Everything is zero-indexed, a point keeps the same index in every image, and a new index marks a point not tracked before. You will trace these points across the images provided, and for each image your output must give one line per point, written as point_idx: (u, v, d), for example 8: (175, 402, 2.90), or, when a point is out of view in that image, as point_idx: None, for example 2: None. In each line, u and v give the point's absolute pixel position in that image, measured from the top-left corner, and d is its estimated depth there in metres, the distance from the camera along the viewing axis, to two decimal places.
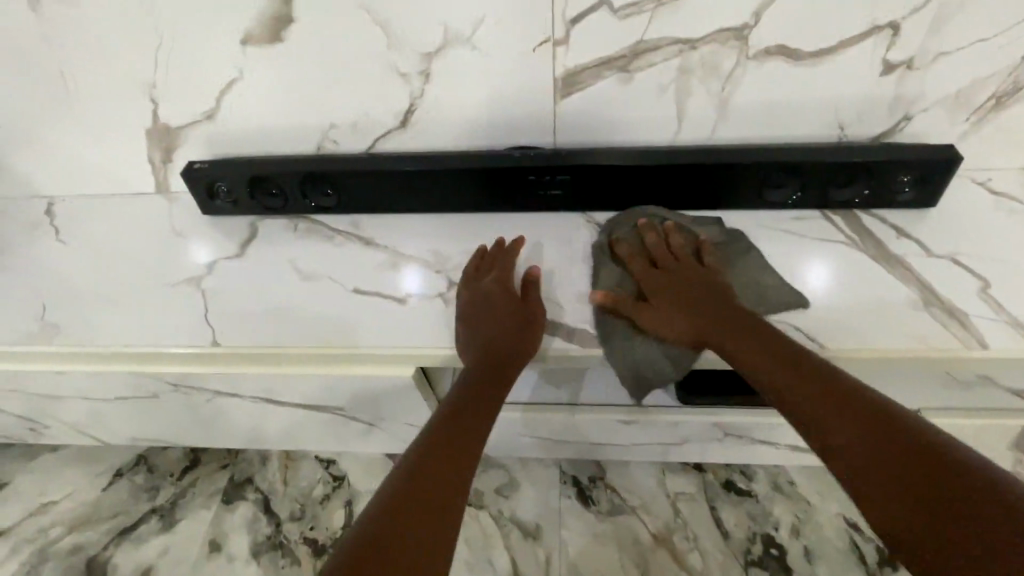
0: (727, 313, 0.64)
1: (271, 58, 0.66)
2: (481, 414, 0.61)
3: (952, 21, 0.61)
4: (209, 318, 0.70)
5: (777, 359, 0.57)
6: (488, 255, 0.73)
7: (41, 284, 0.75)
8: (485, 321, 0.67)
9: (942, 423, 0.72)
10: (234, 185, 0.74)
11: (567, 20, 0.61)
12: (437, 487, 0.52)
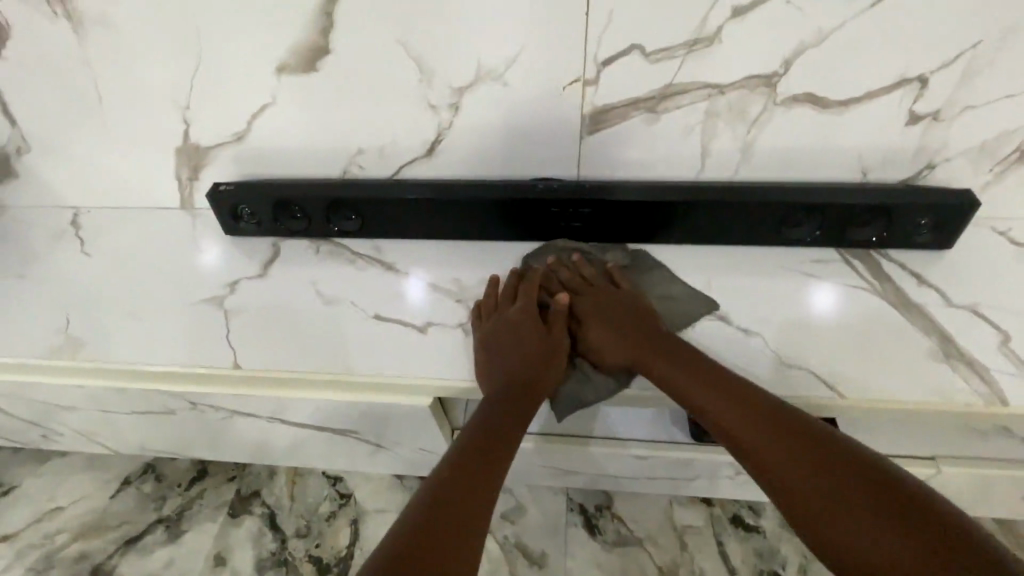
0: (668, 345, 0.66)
1: (313, 86, 0.69)
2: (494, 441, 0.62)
3: (983, 76, 0.61)
4: (229, 338, 0.73)
5: (758, 409, 0.59)
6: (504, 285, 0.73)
7: (72, 297, 0.81)
8: (509, 348, 0.68)
9: (961, 475, 0.71)
10: (259, 209, 0.79)
11: (598, 62, 0.63)
12: (457, 512, 0.54)
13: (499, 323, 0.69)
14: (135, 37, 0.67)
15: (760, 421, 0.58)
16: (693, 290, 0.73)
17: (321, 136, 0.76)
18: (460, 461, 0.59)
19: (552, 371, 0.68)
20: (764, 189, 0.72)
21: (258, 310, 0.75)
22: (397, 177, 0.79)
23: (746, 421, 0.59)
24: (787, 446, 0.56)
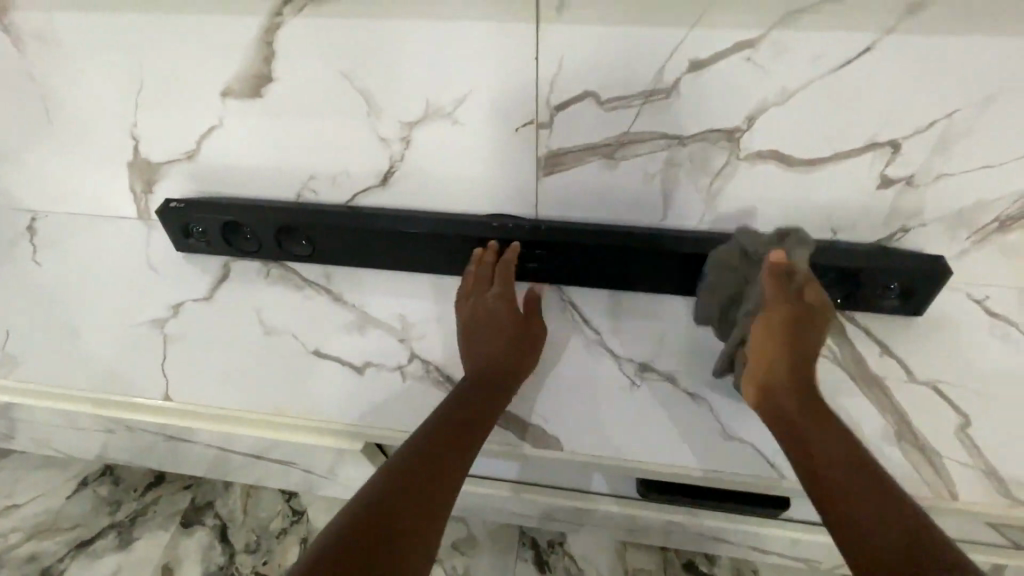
0: (789, 381, 0.60)
1: (260, 112, 0.67)
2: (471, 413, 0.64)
3: (959, 144, 0.57)
4: (166, 367, 0.75)
5: (807, 402, 0.59)
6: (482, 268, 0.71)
7: (27, 310, 0.82)
8: (484, 345, 0.69)
9: None
10: (210, 231, 0.77)
11: (550, 106, 0.60)
12: (440, 474, 0.57)
13: (474, 316, 0.70)
14: (77, 52, 0.64)
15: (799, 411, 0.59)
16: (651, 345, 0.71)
17: (268, 159, 0.73)
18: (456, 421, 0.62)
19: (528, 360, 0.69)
20: (729, 243, 0.67)
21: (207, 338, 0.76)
22: (352, 204, 0.76)
23: (783, 403, 0.59)
24: (818, 437, 0.57)
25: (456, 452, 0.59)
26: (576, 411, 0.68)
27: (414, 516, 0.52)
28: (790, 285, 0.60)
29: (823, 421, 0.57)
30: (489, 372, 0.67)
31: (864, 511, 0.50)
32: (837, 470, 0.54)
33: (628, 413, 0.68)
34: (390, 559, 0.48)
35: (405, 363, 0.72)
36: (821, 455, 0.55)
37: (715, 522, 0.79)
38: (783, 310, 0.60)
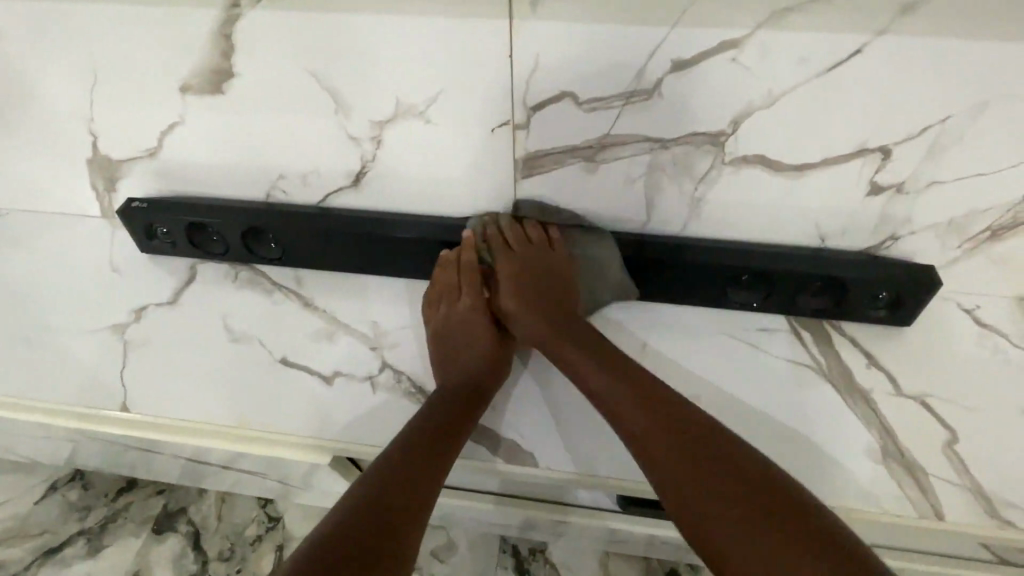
0: (582, 324, 0.70)
1: (222, 109, 0.63)
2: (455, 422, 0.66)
3: (951, 152, 0.55)
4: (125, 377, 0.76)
5: (679, 433, 0.58)
6: (446, 271, 0.70)
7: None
8: (454, 347, 0.72)
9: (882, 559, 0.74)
10: (173, 230, 0.73)
11: (527, 107, 0.57)
12: (422, 482, 0.59)
13: (443, 323, 0.72)
14: (24, 42, 0.60)
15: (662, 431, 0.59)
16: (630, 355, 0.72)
17: (232, 157, 0.69)
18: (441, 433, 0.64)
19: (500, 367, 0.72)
20: (712, 251, 0.66)
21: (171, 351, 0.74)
22: (324, 204, 0.73)
23: (653, 442, 0.59)
24: (685, 459, 0.57)
25: (438, 460, 0.62)
26: (543, 430, 0.70)
27: (401, 525, 0.55)
28: (531, 237, 0.70)
29: (686, 441, 0.58)
30: (465, 381, 0.69)
31: (746, 533, 0.51)
32: (709, 489, 0.54)
33: (604, 427, 0.70)
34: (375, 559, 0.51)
35: (376, 373, 0.71)
36: (692, 477, 0.55)
37: None
38: (532, 259, 0.70)
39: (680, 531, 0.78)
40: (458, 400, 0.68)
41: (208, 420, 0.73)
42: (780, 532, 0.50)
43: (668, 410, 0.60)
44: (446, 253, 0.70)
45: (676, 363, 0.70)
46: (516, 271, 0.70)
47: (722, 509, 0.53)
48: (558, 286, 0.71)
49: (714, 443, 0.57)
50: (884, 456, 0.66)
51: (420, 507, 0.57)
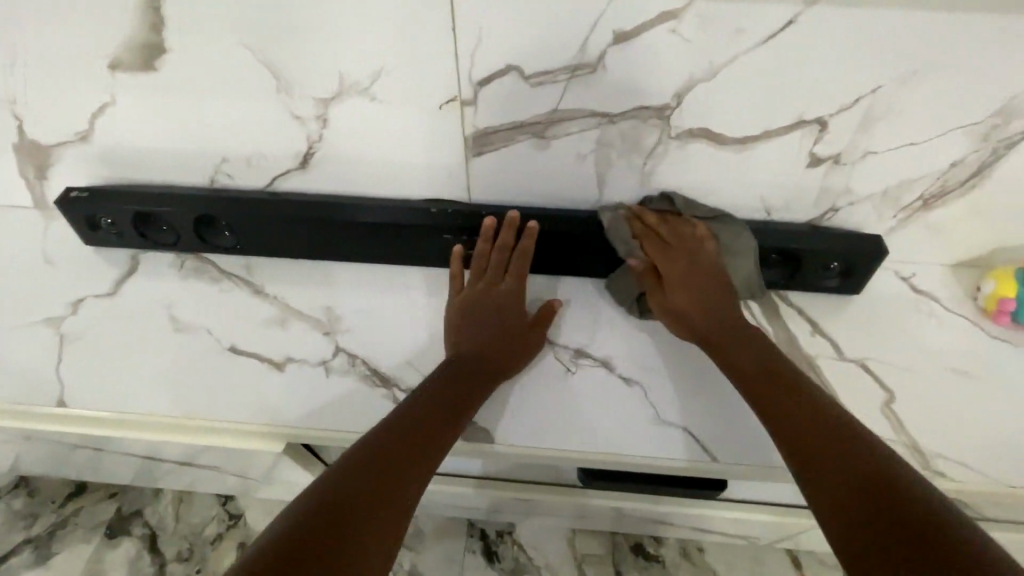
0: (737, 321, 0.65)
1: (156, 89, 0.61)
2: (444, 415, 0.60)
3: (882, 123, 0.57)
4: (61, 370, 0.70)
5: (800, 401, 0.56)
6: (500, 253, 0.69)
7: None
8: (466, 329, 0.67)
9: None
10: (118, 220, 0.70)
11: (473, 82, 0.57)
12: (399, 476, 0.54)
13: (470, 303, 0.68)
14: None
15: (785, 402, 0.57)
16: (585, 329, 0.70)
17: (172, 140, 0.66)
18: (426, 424, 0.59)
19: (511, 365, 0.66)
20: (675, 225, 0.67)
21: (110, 343, 0.70)
22: (272, 189, 0.71)
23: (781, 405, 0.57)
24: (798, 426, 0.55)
25: (418, 455, 0.56)
26: (499, 403, 0.66)
27: (369, 523, 0.49)
28: (687, 233, 0.67)
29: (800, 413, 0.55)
30: (456, 366, 0.64)
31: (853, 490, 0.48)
32: (817, 453, 0.52)
33: (564, 402, 0.66)
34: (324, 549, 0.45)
35: (330, 357, 0.68)
36: (799, 442, 0.54)
37: (652, 506, 0.79)
38: (691, 254, 0.67)
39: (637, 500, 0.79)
40: (449, 390, 0.62)
41: (150, 414, 0.68)
42: (872, 496, 0.46)
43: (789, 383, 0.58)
44: (461, 245, 0.70)
45: (632, 334, 0.69)
46: (696, 263, 0.66)
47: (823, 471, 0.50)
48: (711, 280, 0.66)
49: (844, 419, 0.54)
50: None
51: (386, 501, 0.51)
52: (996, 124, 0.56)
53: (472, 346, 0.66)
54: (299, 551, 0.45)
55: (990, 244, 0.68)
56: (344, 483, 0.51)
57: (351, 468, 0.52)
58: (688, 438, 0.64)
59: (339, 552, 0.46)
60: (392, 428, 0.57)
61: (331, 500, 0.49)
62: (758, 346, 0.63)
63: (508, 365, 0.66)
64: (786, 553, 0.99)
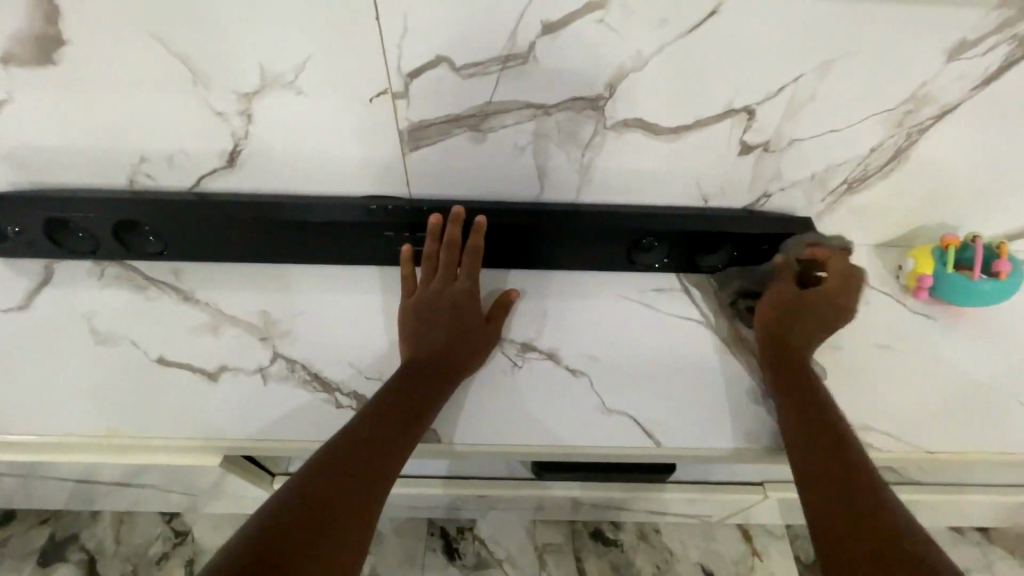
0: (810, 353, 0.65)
1: (58, 85, 0.56)
2: (416, 410, 0.60)
3: (806, 110, 0.59)
4: None
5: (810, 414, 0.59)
6: (452, 249, 0.67)
7: None
8: (430, 325, 0.66)
9: (780, 496, 0.79)
10: (28, 229, 0.66)
11: (403, 74, 0.55)
12: (367, 475, 0.53)
13: (428, 300, 0.67)
14: None
15: (815, 428, 0.58)
16: (533, 320, 0.70)
17: (80, 139, 0.62)
18: (396, 421, 0.58)
19: (471, 362, 0.65)
20: (621, 215, 0.68)
21: (15, 362, 0.65)
22: (199, 189, 0.67)
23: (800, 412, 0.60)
24: (819, 453, 0.56)
25: (388, 451, 0.56)
26: (448, 405, 0.65)
27: (334, 528, 0.48)
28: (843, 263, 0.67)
29: (827, 444, 0.56)
30: (418, 361, 0.64)
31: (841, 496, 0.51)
32: (829, 488, 0.52)
33: (514, 398, 0.65)
34: (295, 551, 0.45)
35: (267, 364, 0.65)
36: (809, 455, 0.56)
37: (605, 493, 0.80)
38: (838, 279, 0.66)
39: (591, 489, 0.80)
40: (421, 386, 0.61)
41: (65, 435, 0.62)
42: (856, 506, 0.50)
43: (824, 415, 0.59)
44: (409, 246, 0.68)
45: (581, 326, 0.70)
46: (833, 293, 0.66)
47: (825, 497, 0.52)
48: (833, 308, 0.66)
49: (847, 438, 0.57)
50: (764, 397, 0.66)
51: (358, 501, 0.51)
52: (909, 110, 0.59)
53: (429, 345, 0.65)
54: (261, 557, 0.44)
55: (910, 224, 0.72)
56: (311, 488, 0.50)
57: (314, 473, 0.51)
58: (634, 426, 0.64)
59: (303, 562, 0.45)
60: (356, 429, 0.56)
61: (296, 506, 0.48)
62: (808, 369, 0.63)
63: (471, 362, 0.65)
64: (738, 529, 1.03)
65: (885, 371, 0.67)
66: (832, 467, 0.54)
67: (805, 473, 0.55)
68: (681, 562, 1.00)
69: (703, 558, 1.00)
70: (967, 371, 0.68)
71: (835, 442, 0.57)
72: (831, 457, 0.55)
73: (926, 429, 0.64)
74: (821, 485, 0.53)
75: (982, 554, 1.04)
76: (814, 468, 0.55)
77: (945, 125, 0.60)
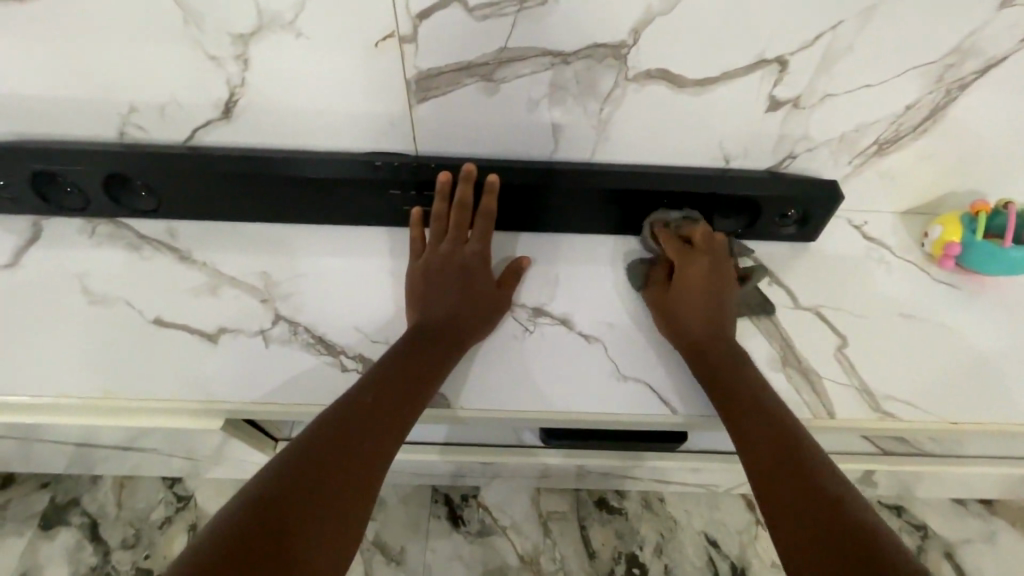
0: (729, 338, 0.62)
1: (35, 24, 0.52)
2: (421, 379, 0.57)
3: (843, 61, 0.55)
4: None
5: (747, 401, 0.56)
6: (464, 210, 0.64)
7: None
8: (439, 289, 0.63)
9: None
10: (11, 181, 0.62)
11: (412, 15, 0.51)
12: (372, 446, 0.51)
13: (438, 263, 0.64)
14: None
15: (761, 429, 0.54)
16: (543, 284, 0.67)
17: (63, 85, 0.58)
18: (399, 390, 0.56)
19: (482, 329, 0.62)
20: (639, 176, 0.65)
21: (1, 321, 0.61)
22: (193, 143, 0.64)
23: (740, 400, 0.57)
24: (769, 455, 0.51)
25: (390, 421, 0.53)
26: (456, 373, 0.62)
27: (329, 509, 0.45)
28: (678, 249, 0.64)
29: (774, 436, 0.53)
30: (423, 329, 0.61)
31: (801, 486, 0.48)
32: (784, 478, 0.49)
33: (523, 365, 0.63)
34: (298, 524, 0.43)
35: (269, 327, 0.63)
36: (755, 447, 0.53)
37: (616, 461, 0.79)
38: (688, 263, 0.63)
39: (601, 457, 0.79)
40: (426, 355, 0.59)
41: (50, 399, 0.59)
42: (814, 494, 0.47)
43: (763, 405, 0.56)
44: (419, 207, 0.65)
45: (593, 291, 0.67)
46: (702, 274, 0.63)
47: (786, 500, 0.47)
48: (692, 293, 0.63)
49: (787, 422, 0.54)
50: (783, 366, 0.63)
51: (361, 474, 0.48)
52: (952, 63, 0.55)
53: (439, 311, 0.62)
54: (263, 526, 0.41)
55: (939, 190, 0.69)
56: (304, 466, 0.46)
57: (308, 446, 0.48)
58: (648, 393, 0.62)
59: (296, 541, 0.42)
60: (353, 400, 0.53)
61: (283, 482, 0.45)
62: (738, 356, 0.60)
63: (483, 329, 0.63)
64: (742, 498, 1.03)
65: (907, 340, 0.65)
66: (782, 465, 0.50)
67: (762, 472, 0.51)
68: (685, 530, 1.00)
69: (707, 526, 1.01)
70: (991, 341, 0.66)
71: (778, 430, 0.53)
72: (780, 446, 0.52)
73: (950, 399, 0.62)
74: (779, 489, 0.48)
75: (984, 526, 1.04)
76: (769, 470, 0.50)
77: (988, 81, 0.56)
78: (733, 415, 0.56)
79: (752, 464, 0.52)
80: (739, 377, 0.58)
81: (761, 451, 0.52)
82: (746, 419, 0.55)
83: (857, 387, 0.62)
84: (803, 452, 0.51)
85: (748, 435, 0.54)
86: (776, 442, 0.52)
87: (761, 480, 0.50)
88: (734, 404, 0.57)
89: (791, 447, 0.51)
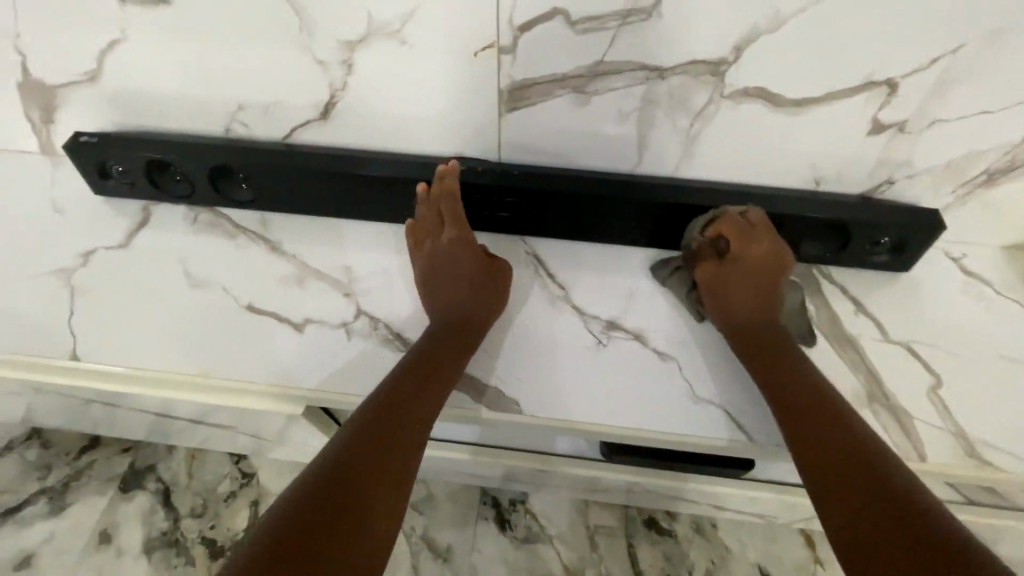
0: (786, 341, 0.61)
1: (167, 27, 0.56)
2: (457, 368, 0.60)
3: (959, 86, 0.52)
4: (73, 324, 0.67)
5: (803, 403, 0.56)
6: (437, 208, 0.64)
7: None
8: (453, 283, 0.66)
9: None
10: (129, 169, 0.67)
11: (514, 27, 0.52)
12: (413, 430, 0.55)
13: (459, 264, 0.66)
14: None
15: (814, 429, 0.54)
16: (618, 298, 0.67)
17: (183, 82, 0.62)
18: (438, 377, 0.59)
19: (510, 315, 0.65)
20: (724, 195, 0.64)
21: (114, 299, 0.67)
22: (290, 140, 0.67)
23: (793, 398, 0.56)
24: (826, 458, 0.51)
25: (429, 407, 0.57)
26: (530, 381, 0.63)
27: (377, 490, 0.50)
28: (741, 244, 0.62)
29: (830, 439, 0.52)
30: (448, 324, 0.64)
31: (862, 491, 0.48)
32: (844, 483, 0.49)
33: (597, 375, 0.63)
34: (354, 503, 0.48)
35: (351, 320, 0.65)
36: (812, 446, 0.53)
37: (675, 482, 0.77)
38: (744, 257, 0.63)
39: (660, 476, 0.77)
40: (461, 346, 0.62)
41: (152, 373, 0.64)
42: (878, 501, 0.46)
43: (824, 405, 0.55)
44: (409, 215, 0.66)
45: (670, 310, 0.66)
46: (757, 268, 0.63)
47: (847, 504, 0.48)
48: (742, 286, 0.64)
49: (850, 424, 0.53)
50: (869, 401, 0.60)
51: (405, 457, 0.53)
52: None
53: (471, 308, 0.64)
54: (327, 505, 0.47)
55: None
56: (357, 450, 0.51)
57: (355, 435, 0.53)
58: (726, 416, 0.61)
59: (353, 518, 0.47)
60: (397, 387, 0.57)
61: (339, 466, 0.50)
62: (796, 356, 0.60)
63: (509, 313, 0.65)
64: (801, 533, 0.98)
65: (1009, 385, 0.61)
66: (841, 469, 0.50)
67: (818, 476, 0.51)
68: (737, 560, 0.97)
69: (761, 558, 0.97)
70: None
71: (839, 433, 0.53)
72: (840, 449, 0.51)
73: None
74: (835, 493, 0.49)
75: None
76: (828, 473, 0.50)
77: None
78: (789, 411, 0.56)
79: (808, 461, 0.52)
80: (801, 378, 0.58)
81: (820, 449, 0.52)
82: (802, 416, 0.55)
83: (951, 431, 0.59)
84: (867, 458, 0.50)
85: (806, 437, 0.54)
86: (833, 445, 0.52)
87: (819, 483, 0.50)
88: (793, 400, 0.56)
89: (852, 451, 0.51)
